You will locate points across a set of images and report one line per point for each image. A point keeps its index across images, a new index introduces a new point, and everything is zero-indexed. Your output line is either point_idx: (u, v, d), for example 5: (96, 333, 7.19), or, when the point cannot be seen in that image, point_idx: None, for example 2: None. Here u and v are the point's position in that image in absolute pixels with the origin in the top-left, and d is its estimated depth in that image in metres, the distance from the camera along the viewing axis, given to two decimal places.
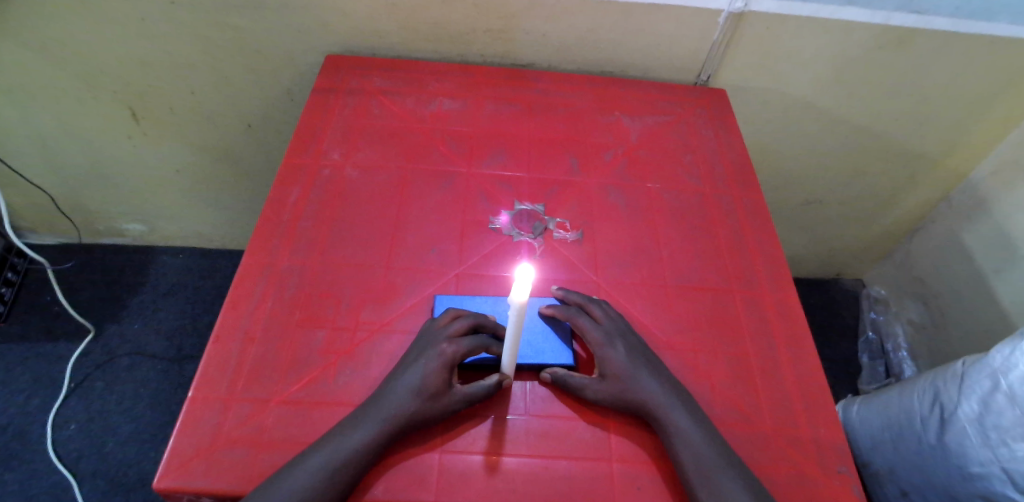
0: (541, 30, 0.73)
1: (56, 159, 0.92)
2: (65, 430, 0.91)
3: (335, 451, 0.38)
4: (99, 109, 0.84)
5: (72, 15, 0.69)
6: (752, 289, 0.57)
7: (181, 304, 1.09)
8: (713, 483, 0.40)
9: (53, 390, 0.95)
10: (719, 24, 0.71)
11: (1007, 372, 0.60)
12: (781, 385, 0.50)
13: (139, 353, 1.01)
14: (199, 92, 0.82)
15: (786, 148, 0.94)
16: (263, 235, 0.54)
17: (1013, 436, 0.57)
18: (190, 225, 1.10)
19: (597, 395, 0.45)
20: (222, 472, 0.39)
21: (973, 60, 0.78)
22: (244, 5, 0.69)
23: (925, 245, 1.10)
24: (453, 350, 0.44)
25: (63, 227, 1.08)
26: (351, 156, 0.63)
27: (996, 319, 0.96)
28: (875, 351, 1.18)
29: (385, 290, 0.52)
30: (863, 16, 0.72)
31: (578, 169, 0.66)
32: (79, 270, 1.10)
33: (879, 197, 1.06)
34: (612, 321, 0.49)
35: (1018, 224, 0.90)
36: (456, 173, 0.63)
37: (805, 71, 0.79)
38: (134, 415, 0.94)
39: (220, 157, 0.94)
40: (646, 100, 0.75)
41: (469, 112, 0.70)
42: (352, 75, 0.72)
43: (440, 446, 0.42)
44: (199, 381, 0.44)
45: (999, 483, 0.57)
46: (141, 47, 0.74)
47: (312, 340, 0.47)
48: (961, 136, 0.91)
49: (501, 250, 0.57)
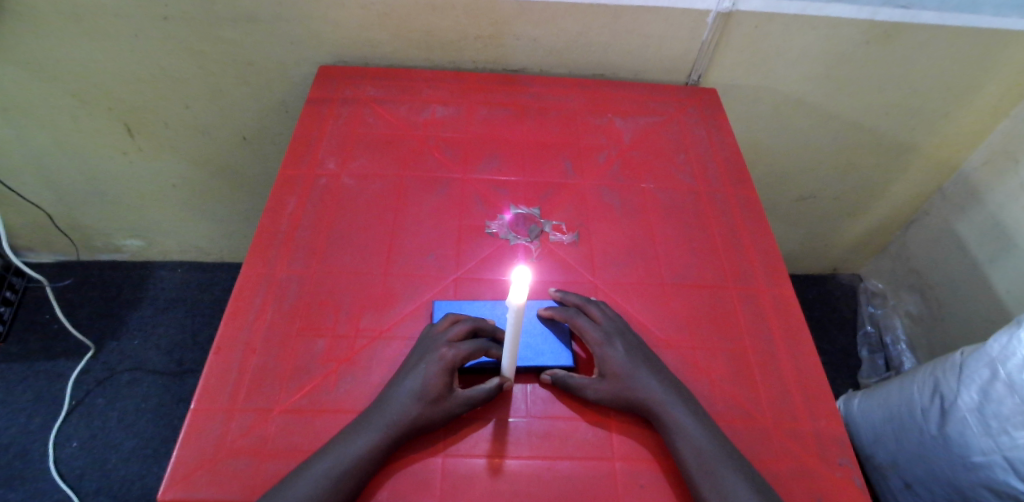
0: (532, 34, 0.73)
1: (54, 177, 0.95)
2: (68, 447, 0.94)
3: (340, 457, 0.39)
4: (96, 127, 0.86)
5: (75, 36, 0.72)
6: (750, 285, 0.56)
7: (179, 317, 1.13)
8: (715, 478, 0.39)
9: (54, 408, 0.98)
10: (708, 24, 0.71)
11: (1005, 361, 0.61)
12: (780, 380, 0.50)
13: (139, 368, 1.05)
14: (200, 107, 0.84)
15: (779, 144, 0.94)
16: (263, 246, 0.56)
17: (1013, 424, 0.58)
18: (187, 239, 1.14)
19: (597, 395, 0.45)
20: (225, 482, 0.40)
21: (959, 51, 0.78)
22: (238, 18, 0.70)
23: (921, 237, 1.09)
24: (453, 354, 0.45)
25: (61, 245, 1.12)
26: (347, 165, 0.64)
27: (994, 308, 0.95)
28: (875, 344, 1.17)
29: (383, 297, 0.53)
30: (849, 12, 0.72)
31: (571, 171, 0.66)
32: (78, 287, 1.14)
33: (874, 190, 1.06)
34: (611, 321, 0.49)
35: (1011, 213, 0.90)
36: (451, 179, 0.64)
37: (794, 67, 0.79)
38: (136, 430, 0.97)
39: (219, 171, 0.96)
40: (637, 101, 0.75)
41: (461, 118, 0.70)
42: (345, 85, 0.73)
43: (442, 451, 0.43)
44: (201, 393, 0.45)
45: (1002, 471, 0.58)
46: (143, 65, 0.77)
47: (313, 349, 0.49)
48: (952, 126, 0.91)
49: (498, 253, 0.57)
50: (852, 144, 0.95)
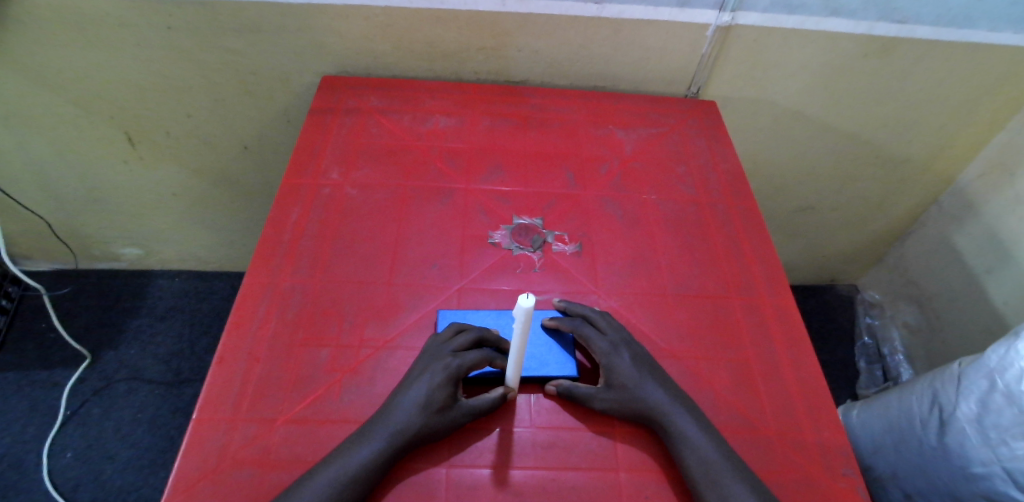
0: (534, 46, 0.74)
1: (53, 185, 0.95)
2: (62, 458, 0.92)
3: (345, 466, 0.39)
4: (98, 135, 0.86)
5: (77, 44, 0.72)
6: (751, 295, 0.57)
7: (176, 327, 1.12)
8: (721, 487, 0.40)
9: (49, 418, 0.97)
10: (708, 37, 0.73)
11: (1003, 372, 0.61)
12: (782, 389, 0.50)
13: (136, 378, 1.04)
14: (202, 117, 0.84)
15: (777, 156, 0.95)
16: (265, 256, 0.56)
17: (1013, 436, 0.58)
18: (186, 248, 1.14)
19: (604, 405, 0.45)
20: (228, 493, 0.40)
21: (954, 65, 0.79)
22: (242, 28, 0.71)
23: (918, 248, 1.10)
24: (458, 364, 0.45)
25: (60, 253, 1.12)
26: (349, 175, 0.64)
27: (991, 319, 0.96)
28: (873, 354, 1.18)
29: (387, 308, 0.53)
30: (846, 27, 0.73)
31: (574, 182, 0.66)
32: (76, 295, 1.14)
33: (871, 202, 1.07)
34: (616, 331, 0.49)
35: (1008, 224, 0.91)
36: (455, 189, 0.64)
37: (792, 81, 0.81)
38: (132, 441, 0.96)
39: (220, 180, 0.96)
40: (638, 112, 0.76)
41: (464, 128, 0.71)
42: (349, 96, 0.74)
43: (447, 461, 0.43)
44: (204, 402, 0.45)
45: (1002, 483, 0.58)
46: (146, 74, 0.77)
47: (316, 358, 0.49)
48: (947, 139, 0.92)
49: (502, 263, 0.58)
50: (849, 156, 0.96)
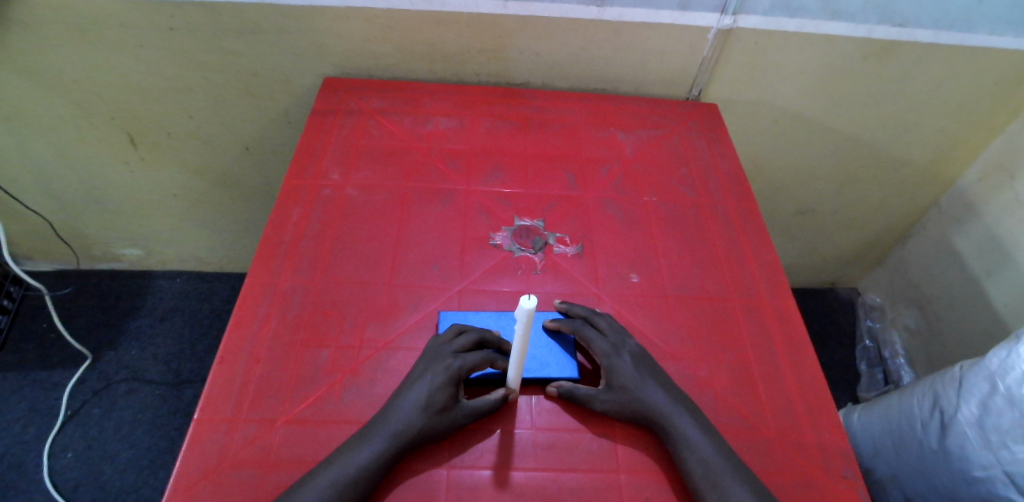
0: (535, 48, 0.74)
1: (54, 185, 0.95)
2: (62, 458, 0.92)
3: (345, 467, 0.39)
4: (99, 136, 0.87)
5: (78, 45, 0.73)
6: (751, 297, 0.57)
7: (177, 327, 1.12)
8: (721, 488, 0.40)
9: (49, 418, 0.97)
10: (708, 40, 0.73)
11: (1004, 375, 0.62)
12: (782, 391, 0.50)
13: (136, 379, 1.04)
14: (204, 117, 0.84)
15: (777, 159, 0.95)
16: (266, 257, 0.56)
17: (1013, 438, 0.58)
18: (187, 248, 1.14)
19: (604, 406, 0.46)
20: (228, 493, 0.40)
21: (953, 68, 0.80)
22: (244, 30, 0.71)
23: (919, 250, 1.10)
24: (458, 365, 0.45)
25: (61, 253, 1.12)
26: (350, 176, 0.64)
27: (991, 321, 0.96)
28: (873, 358, 1.18)
29: (387, 308, 0.53)
30: (846, 30, 0.74)
31: (575, 184, 0.67)
32: (77, 296, 1.14)
33: (872, 205, 1.07)
34: (616, 332, 0.50)
35: (1008, 226, 0.91)
36: (455, 190, 0.64)
37: (792, 84, 0.81)
38: (133, 442, 0.96)
39: (220, 181, 0.97)
40: (639, 114, 0.76)
41: (465, 129, 0.71)
42: (350, 97, 0.74)
43: (447, 462, 0.43)
44: (204, 403, 0.45)
45: (1002, 485, 0.58)
46: (147, 75, 0.78)
47: (317, 359, 0.49)
48: (947, 142, 0.93)
49: (502, 265, 0.58)
50: (849, 159, 0.96)
